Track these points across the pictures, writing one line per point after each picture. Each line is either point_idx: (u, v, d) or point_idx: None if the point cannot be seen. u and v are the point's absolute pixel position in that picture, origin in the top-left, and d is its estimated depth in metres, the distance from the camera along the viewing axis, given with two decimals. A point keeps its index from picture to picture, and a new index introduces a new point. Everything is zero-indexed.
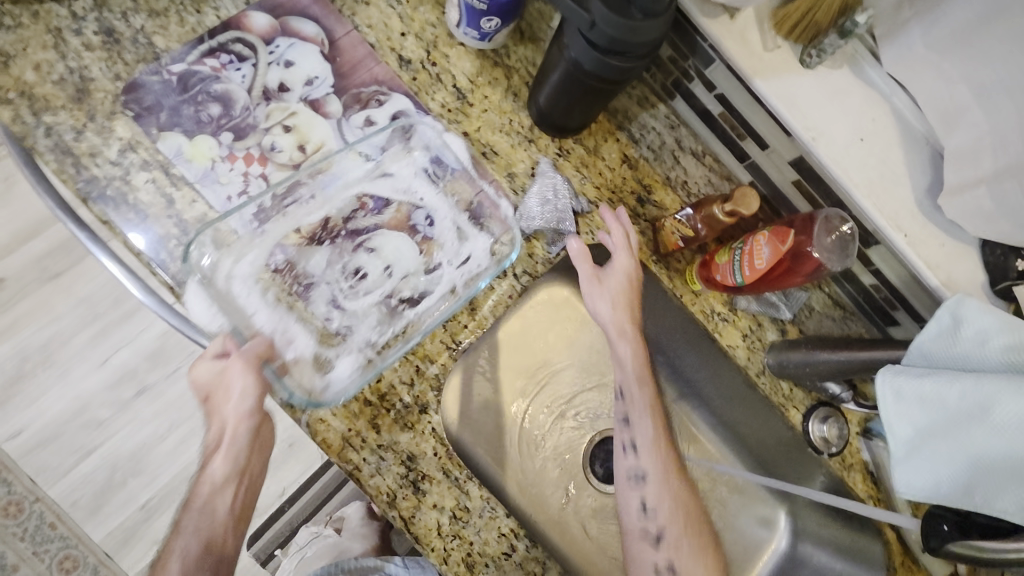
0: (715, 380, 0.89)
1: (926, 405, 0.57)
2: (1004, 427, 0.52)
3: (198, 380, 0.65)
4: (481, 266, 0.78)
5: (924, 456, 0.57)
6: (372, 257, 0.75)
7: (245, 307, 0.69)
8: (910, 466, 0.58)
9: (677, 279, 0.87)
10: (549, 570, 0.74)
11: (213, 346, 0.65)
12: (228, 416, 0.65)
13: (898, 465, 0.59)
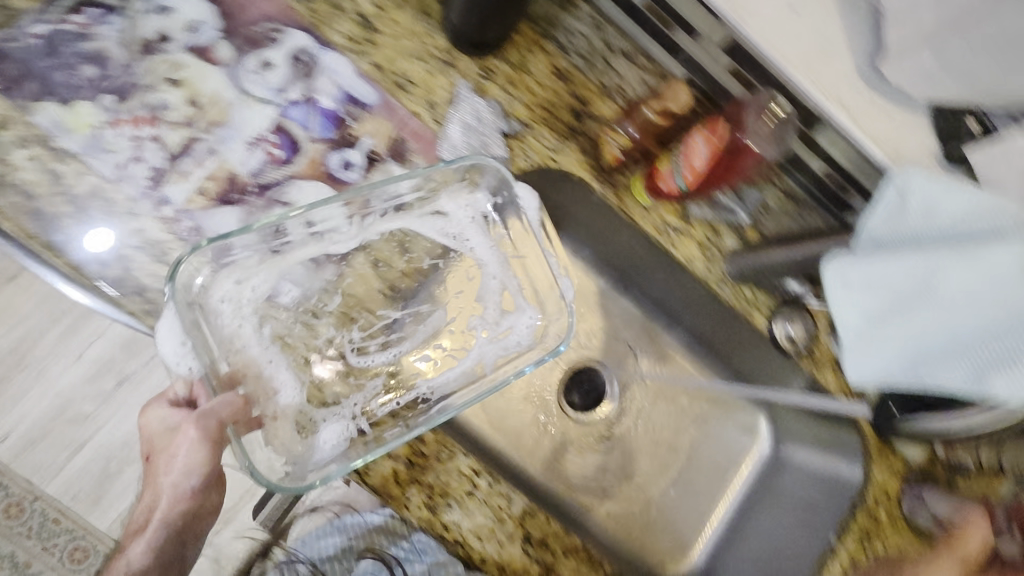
0: (677, 292, 0.86)
1: (872, 288, 0.54)
2: (948, 301, 0.49)
3: (148, 426, 0.68)
4: (519, 343, 0.78)
5: (872, 344, 0.56)
6: (291, 211, 0.70)
7: (236, 339, 0.69)
8: (860, 354, 0.56)
9: (624, 194, 0.81)
10: (515, 501, 0.74)
11: (177, 388, 0.67)
12: (165, 486, 0.65)
13: (847, 353, 0.57)
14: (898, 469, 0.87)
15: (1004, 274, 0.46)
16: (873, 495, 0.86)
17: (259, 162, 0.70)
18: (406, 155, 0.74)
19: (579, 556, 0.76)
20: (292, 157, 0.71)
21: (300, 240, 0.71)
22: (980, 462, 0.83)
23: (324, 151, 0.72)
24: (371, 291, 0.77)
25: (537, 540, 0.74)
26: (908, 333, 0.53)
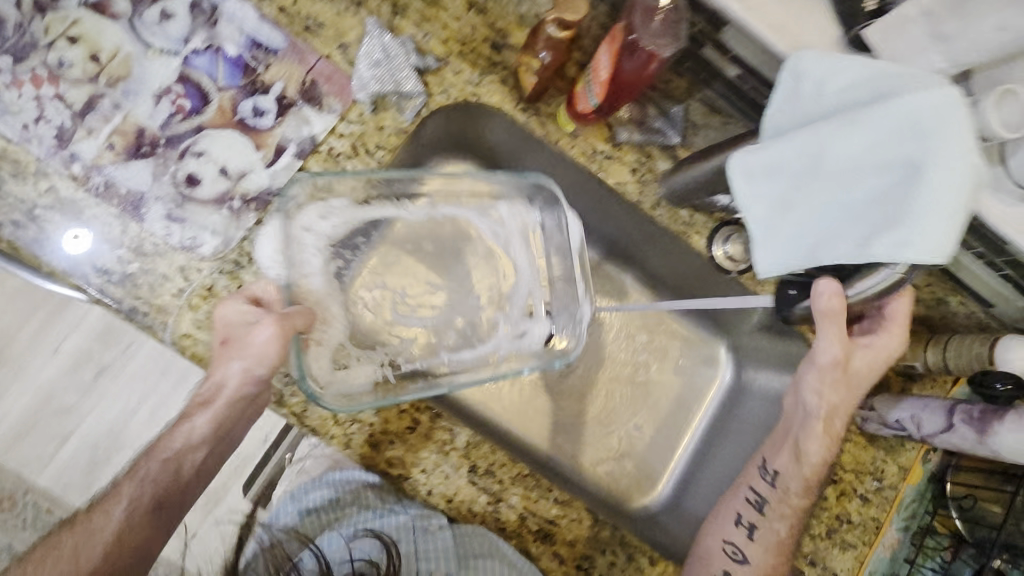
0: (610, 219, 0.87)
1: (772, 175, 0.55)
2: (838, 175, 0.51)
3: (226, 321, 0.62)
4: (531, 348, 0.76)
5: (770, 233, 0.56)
6: (205, 161, 0.70)
7: (289, 249, 0.68)
8: (770, 243, 0.57)
9: (550, 124, 0.81)
10: (459, 434, 0.75)
11: (252, 289, 0.64)
12: (232, 373, 0.62)
13: (758, 246, 0.57)
14: None
15: (882, 140, 0.48)
16: None
17: (166, 114, 0.69)
18: (319, 98, 0.73)
19: (527, 482, 0.76)
20: (201, 107, 0.70)
21: (213, 188, 0.70)
22: (928, 364, 0.82)
23: (234, 99, 0.71)
24: None
25: (482, 470, 0.75)
26: (801, 215, 0.54)
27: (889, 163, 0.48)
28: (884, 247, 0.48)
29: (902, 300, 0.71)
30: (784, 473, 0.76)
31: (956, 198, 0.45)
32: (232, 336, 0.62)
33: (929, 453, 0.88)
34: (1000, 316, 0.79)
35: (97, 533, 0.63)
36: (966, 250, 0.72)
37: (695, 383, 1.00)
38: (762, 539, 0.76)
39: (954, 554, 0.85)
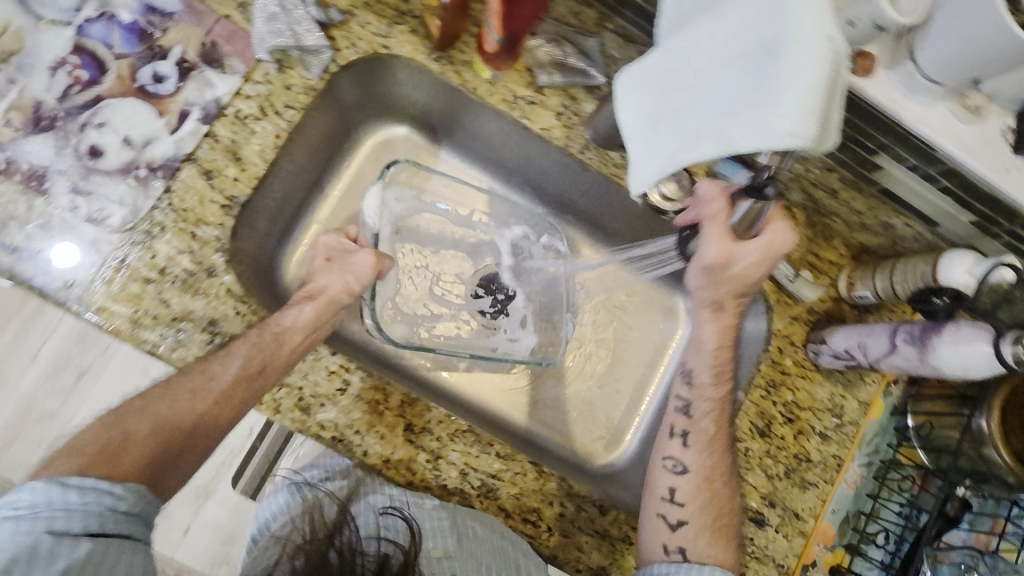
0: (552, 172, 0.91)
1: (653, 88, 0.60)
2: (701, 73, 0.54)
3: (329, 245, 0.80)
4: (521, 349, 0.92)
5: (655, 141, 0.59)
6: (107, 132, 0.69)
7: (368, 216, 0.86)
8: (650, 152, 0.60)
9: (465, 71, 0.80)
10: (392, 393, 0.74)
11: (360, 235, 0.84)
12: (331, 287, 0.76)
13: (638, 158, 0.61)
14: (801, 317, 0.84)
15: (739, 32, 0.50)
16: (777, 345, 0.84)
17: (64, 86, 0.69)
18: (220, 59, 0.73)
19: (466, 437, 0.75)
20: (99, 77, 0.70)
21: (118, 159, 0.69)
22: (877, 292, 0.78)
23: (132, 66, 0.71)
24: (206, 205, 0.71)
25: (419, 428, 0.73)
26: (686, 120, 0.56)
27: (744, 52, 0.50)
28: (742, 135, 0.48)
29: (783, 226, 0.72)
30: (696, 404, 0.79)
31: (815, 75, 0.43)
32: (333, 258, 0.79)
33: (891, 385, 0.85)
34: (948, 234, 0.76)
35: (211, 382, 0.65)
36: (902, 164, 0.69)
37: (661, 339, 0.99)
38: (692, 470, 0.76)
39: (921, 486, 0.82)
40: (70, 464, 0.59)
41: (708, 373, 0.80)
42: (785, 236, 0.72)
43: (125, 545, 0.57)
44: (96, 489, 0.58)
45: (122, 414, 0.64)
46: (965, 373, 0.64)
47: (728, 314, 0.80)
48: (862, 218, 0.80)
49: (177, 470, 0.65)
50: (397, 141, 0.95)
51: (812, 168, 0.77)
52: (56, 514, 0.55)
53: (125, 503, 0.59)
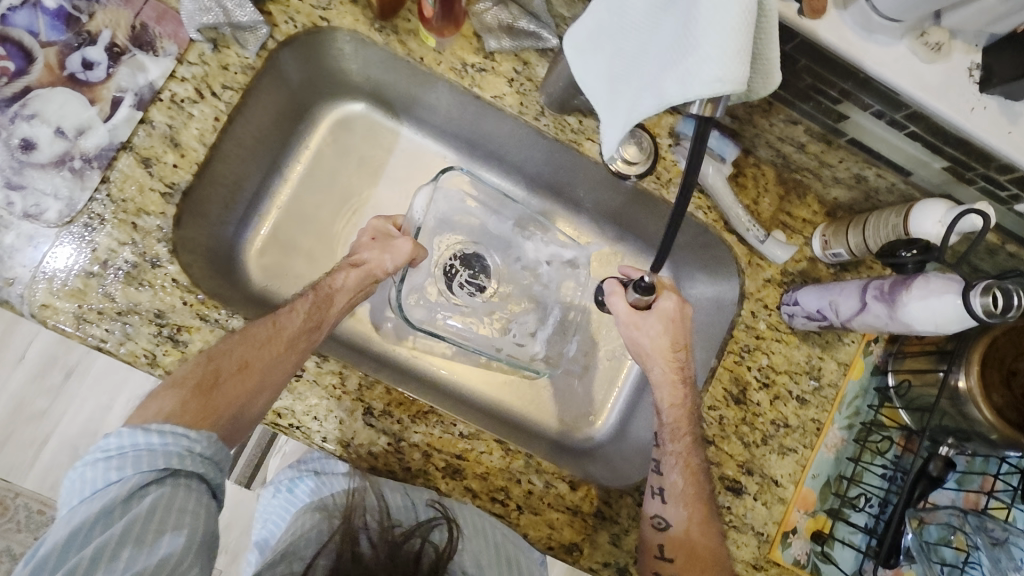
0: (514, 141, 0.87)
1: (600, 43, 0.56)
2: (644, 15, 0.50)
3: (376, 227, 0.82)
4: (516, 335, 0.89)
5: (611, 101, 0.54)
6: (38, 123, 0.67)
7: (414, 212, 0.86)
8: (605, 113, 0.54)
9: (410, 41, 0.77)
10: (350, 378, 0.72)
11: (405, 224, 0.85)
12: (373, 261, 0.78)
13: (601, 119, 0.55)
14: (775, 279, 0.81)
15: None
16: (751, 309, 0.81)
17: None
18: (152, 41, 0.71)
19: (429, 419, 0.73)
20: (26, 67, 0.68)
21: (51, 151, 0.67)
22: (852, 249, 0.75)
23: (61, 54, 0.69)
24: (146, 193, 0.69)
25: (379, 411, 0.72)
26: (622, 85, 0.52)
27: None
28: (673, 86, 0.44)
29: (671, 300, 0.75)
30: (665, 462, 0.73)
31: (735, 14, 0.41)
32: (377, 237, 0.80)
33: (871, 344, 0.81)
34: (923, 183, 0.72)
35: (282, 331, 0.67)
36: (867, 112, 0.66)
37: None
38: (676, 524, 0.71)
39: (904, 448, 0.79)
40: (173, 397, 0.61)
41: (664, 433, 0.74)
42: (671, 302, 0.75)
43: (191, 492, 0.58)
44: (176, 431, 0.59)
45: (212, 353, 0.65)
46: (935, 328, 0.61)
47: (672, 372, 0.75)
48: (835, 171, 0.76)
49: (256, 405, 0.64)
50: (353, 118, 0.92)
51: (777, 122, 0.73)
52: (138, 455, 0.57)
53: (201, 445, 0.60)
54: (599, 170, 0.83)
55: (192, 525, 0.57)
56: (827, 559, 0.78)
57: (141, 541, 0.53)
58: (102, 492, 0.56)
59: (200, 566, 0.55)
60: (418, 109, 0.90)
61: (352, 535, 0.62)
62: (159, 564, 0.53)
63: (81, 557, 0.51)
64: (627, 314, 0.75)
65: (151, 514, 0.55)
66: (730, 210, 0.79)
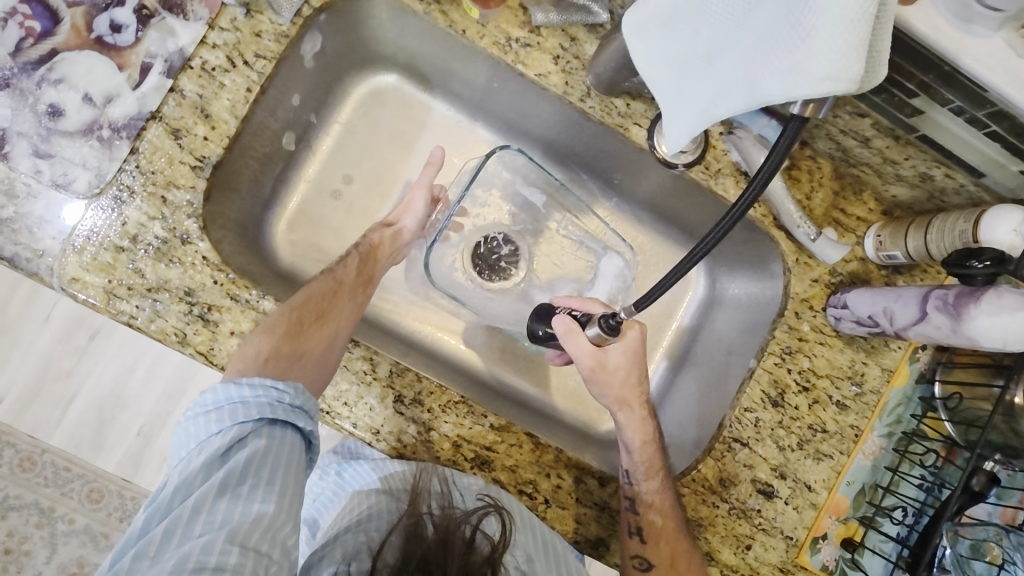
0: (553, 119, 0.82)
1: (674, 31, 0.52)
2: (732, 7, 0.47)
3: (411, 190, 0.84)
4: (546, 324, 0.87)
5: (688, 95, 0.50)
6: (66, 89, 0.65)
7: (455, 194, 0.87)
8: (679, 110, 0.51)
9: (452, 11, 0.73)
10: (380, 364, 0.71)
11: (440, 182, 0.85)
12: (413, 225, 0.80)
13: (669, 116, 0.52)
14: (823, 279, 0.77)
15: None
16: (795, 310, 0.78)
17: (17, 40, 0.65)
18: (183, 4, 0.67)
19: (459, 409, 0.72)
20: (53, 29, 0.65)
21: (79, 118, 0.65)
22: (910, 254, 0.71)
23: (87, 16, 0.66)
24: (176, 166, 0.66)
25: (409, 399, 0.71)
26: (710, 69, 0.48)
27: None
28: (771, 81, 0.42)
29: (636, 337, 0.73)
30: (640, 500, 0.72)
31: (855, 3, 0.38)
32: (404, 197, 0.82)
33: (918, 351, 0.77)
34: (995, 186, 0.68)
35: (340, 284, 0.71)
36: (946, 108, 0.62)
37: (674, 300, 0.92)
38: (658, 564, 0.70)
39: (946, 459, 0.75)
40: (267, 341, 0.63)
41: (638, 472, 0.73)
42: (636, 334, 0.73)
43: (285, 446, 0.56)
44: (265, 384, 0.58)
45: (291, 302, 0.67)
46: (1003, 345, 0.58)
47: (638, 409, 0.75)
48: (898, 169, 0.72)
49: (340, 346, 0.67)
50: (385, 91, 0.88)
51: (843, 114, 0.69)
52: (233, 407, 0.56)
53: (290, 395, 0.58)
54: (643, 156, 0.79)
55: (285, 481, 0.54)
56: (856, 567, 0.76)
57: (238, 494, 0.50)
58: (206, 442, 0.54)
59: (294, 525, 0.52)
60: (454, 82, 0.85)
61: (417, 517, 0.62)
62: (254, 521, 0.49)
63: (183, 508, 0.48)
64: (591, 354, 0.72)
65: (248, 466, 0.52)
66: (781, 206, 0.74)
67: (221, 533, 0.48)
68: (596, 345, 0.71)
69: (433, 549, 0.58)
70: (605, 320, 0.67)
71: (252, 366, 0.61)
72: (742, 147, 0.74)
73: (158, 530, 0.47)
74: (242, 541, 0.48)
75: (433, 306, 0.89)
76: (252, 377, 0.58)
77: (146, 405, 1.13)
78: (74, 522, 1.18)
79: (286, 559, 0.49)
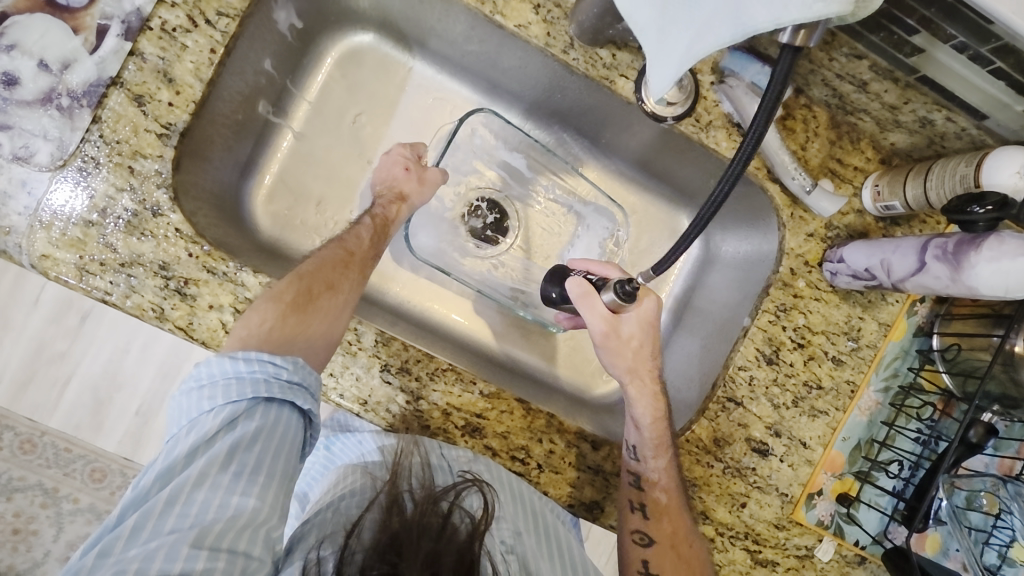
0: (528, 72, 0.79)
1: None
2: None
3: (403, 154, 0.77)
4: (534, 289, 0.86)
5: (672, 33, 0.47)
6: (19, 55, 0.62)
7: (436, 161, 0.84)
8: (663, 51, 0.48)
9: None
10: (365, 335, 0.69)
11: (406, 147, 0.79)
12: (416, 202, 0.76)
13: (652, 59, 0.49)
14: (819, 234, 0.75)
15: None
16: (790, 265, 0.75)
17: None
18: None
19: (447, 376, 0.71)
20: None
21: (35, 87, 0.62)
22: (909, 203, 0.68)
23: None
24: (141, 134, 0.64)
25: (397, 368, 0.69)
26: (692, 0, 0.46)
27: None
28: (759, 7, 0.42)
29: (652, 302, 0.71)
30: (646, 476, 0.70)
31: None
32: (411, 167, 0.77)
33: (916, 305, 0.76)
34: (998, 128, 0.66)
35: (355, 256, 0.69)
36: (948, 45, 0.59)
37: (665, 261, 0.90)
38: (659, 540, 0.69)
39: (943, 412, 0.74)
40: (272, 310, 0.61)
41: (646, 449, 0.70)
42: (652, 303, 0.71)
43: (280, 427, 0.55)
44: (261, 359, 0.56)
45: (302, 270, 0.65)
46: (1004, 293, 0.57)
47: (650, 384, 0.72)
48: (897, 114, 0.69)
49: (346, 316, 0.65)
50: (362, 52, 0.84)
51: (839, 56, 0.66)
52: (227, 383, 0.55)
53: (288, 370, 0.57)
54: (632, 111, 0.76)
55: (273, 468, 0.53)
56: (852, 521, 0.75)
57: (217, 484, 0.49)
58: (196, 421, 0.53)
59: (279, 515, 0.51)
60: (432, 40, 0.82)
61: (395, 495, 0.61)
62: (230, 519, 0.48)
63: (157, 500, 0.47)
64: (607, 319, 0.70)
65: (233, 452, 0.51)
66: (776, 157, 0.72)
67: (190, 533, 0.46)
68: (612, 311, 0.69)
69: (405, 530, 0.56)
70: (621, 285, 0.67)
71: (257, 333, 0.59)
72: (733, 97, 0.71)
73: (128, 524, 0.46)
74: (211, 544, 0.46)
75: (418, 273, 0.86)
76: (249, 352, 0.57)
77: (142, 384, 1.10)
78: (79, 501, 1.20)
79: (268, 555, 0.49)
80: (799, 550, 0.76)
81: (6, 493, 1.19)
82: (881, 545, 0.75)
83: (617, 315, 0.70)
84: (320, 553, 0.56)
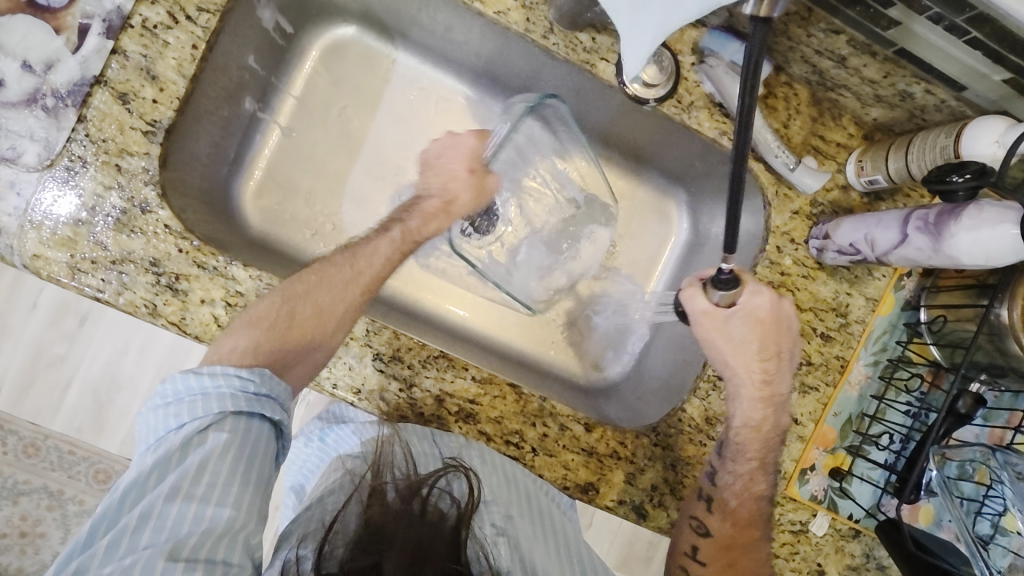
0: (509, 57, 0.79)
1: None
2: None
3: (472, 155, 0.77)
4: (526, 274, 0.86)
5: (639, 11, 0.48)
6: (3, 57, 0.63)
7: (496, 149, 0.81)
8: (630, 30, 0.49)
9: None
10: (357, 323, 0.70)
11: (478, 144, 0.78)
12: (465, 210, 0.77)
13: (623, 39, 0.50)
14: (803, 211, 0.76)
15: None
16: (776, 244, 0.76)
17: None
18: None
19: (439, 363, 0.71)
20: None
21: (20, 88, 0.63)
22: (891, 175, 0.69)
23: None
24: (127, 132, 0.64)
25: (388, 356, 0.70)
26: None
27: None
28: None
29: (764, 301, 0.70)
30: (727, 475, 0.73)
31: None
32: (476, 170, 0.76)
33: (903, 279, 0.76)
34: (977, 99, 0.66)
35: (360, 277, 0.68)
36: (924, 16, 0.59)
37: (653, 245, 0.91)
38: (716, 534, 0.73)
39: (932, 383, 0.75)
40: (253, 333, 0.62)
41: (730, 451, 0.73)
42: (764, 300, 0.70)
43: (250, 436, 0.56)
44: (226, 373, 0.57)
45: (290, 292, 0.65)
46: (985, 261, 0.57)
47: (757, 392, 0.72)
48: (876, 88, 0.70)
49: (333, 339, 0.65)
50: (345, 44, 0.84)
51: (817, 32, 0.66)
52: (193, 400, 0.55)
53: (255, 383, 0.58)
54: (615, 94, 0.76)
55: (247, 476, 0.54)
56: (844, 495, 0.76)
57: (191, 497, 0.50)
58: (165, 439, 0.54)
59: (257, 520, 0.53)
60: (415, 31, 0.82)
61: (381, 486, 0.62)
62: (205, 531, 0.49)
63: (130, 518, 0.49)
64: (707, 314, 0.71)
65: (202, 466, 0.52)
66: (759, 136, 0.72)
67: (165, 547, 0.47)
68: (716, 307, 0.70)
69: (393, 520, 0.57)
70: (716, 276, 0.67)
71: (233, 361, 0.60)
72: (714, 76, 0.71)
73: (102, 544, 0.48)
74: (187, 555, 0.47)
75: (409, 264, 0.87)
76: (215, 367, 0.58)
77: (142, 384, 1.11)
78: (85, 503, 1.21)
79: (248, 560, 0.50)
80: (793, 525, 0.76)
81: (12, 496, 1.21)
82: (875, 518, 0.76)
83: (719, 312, 0.70)
84: (301, 552, 0.57)
